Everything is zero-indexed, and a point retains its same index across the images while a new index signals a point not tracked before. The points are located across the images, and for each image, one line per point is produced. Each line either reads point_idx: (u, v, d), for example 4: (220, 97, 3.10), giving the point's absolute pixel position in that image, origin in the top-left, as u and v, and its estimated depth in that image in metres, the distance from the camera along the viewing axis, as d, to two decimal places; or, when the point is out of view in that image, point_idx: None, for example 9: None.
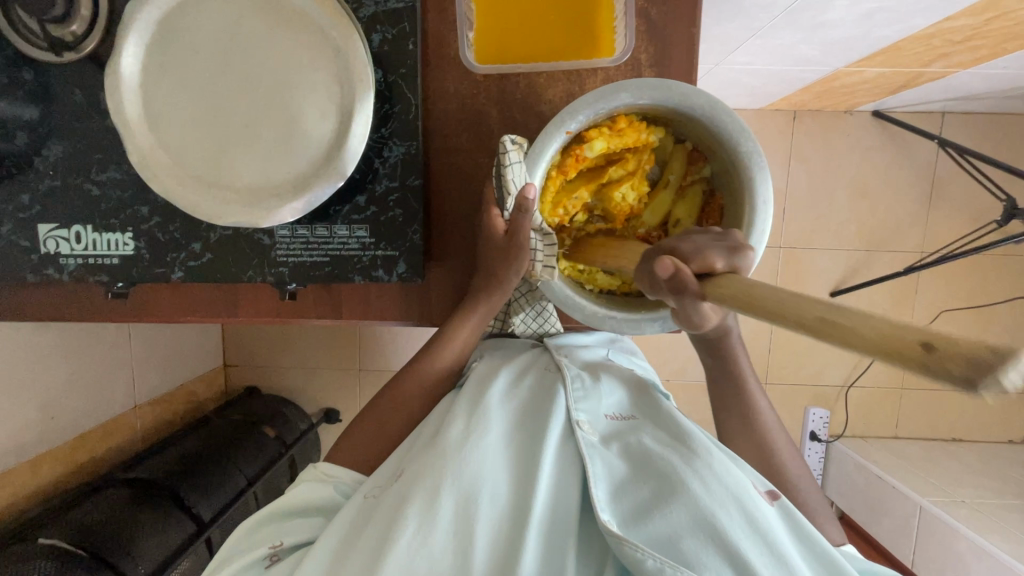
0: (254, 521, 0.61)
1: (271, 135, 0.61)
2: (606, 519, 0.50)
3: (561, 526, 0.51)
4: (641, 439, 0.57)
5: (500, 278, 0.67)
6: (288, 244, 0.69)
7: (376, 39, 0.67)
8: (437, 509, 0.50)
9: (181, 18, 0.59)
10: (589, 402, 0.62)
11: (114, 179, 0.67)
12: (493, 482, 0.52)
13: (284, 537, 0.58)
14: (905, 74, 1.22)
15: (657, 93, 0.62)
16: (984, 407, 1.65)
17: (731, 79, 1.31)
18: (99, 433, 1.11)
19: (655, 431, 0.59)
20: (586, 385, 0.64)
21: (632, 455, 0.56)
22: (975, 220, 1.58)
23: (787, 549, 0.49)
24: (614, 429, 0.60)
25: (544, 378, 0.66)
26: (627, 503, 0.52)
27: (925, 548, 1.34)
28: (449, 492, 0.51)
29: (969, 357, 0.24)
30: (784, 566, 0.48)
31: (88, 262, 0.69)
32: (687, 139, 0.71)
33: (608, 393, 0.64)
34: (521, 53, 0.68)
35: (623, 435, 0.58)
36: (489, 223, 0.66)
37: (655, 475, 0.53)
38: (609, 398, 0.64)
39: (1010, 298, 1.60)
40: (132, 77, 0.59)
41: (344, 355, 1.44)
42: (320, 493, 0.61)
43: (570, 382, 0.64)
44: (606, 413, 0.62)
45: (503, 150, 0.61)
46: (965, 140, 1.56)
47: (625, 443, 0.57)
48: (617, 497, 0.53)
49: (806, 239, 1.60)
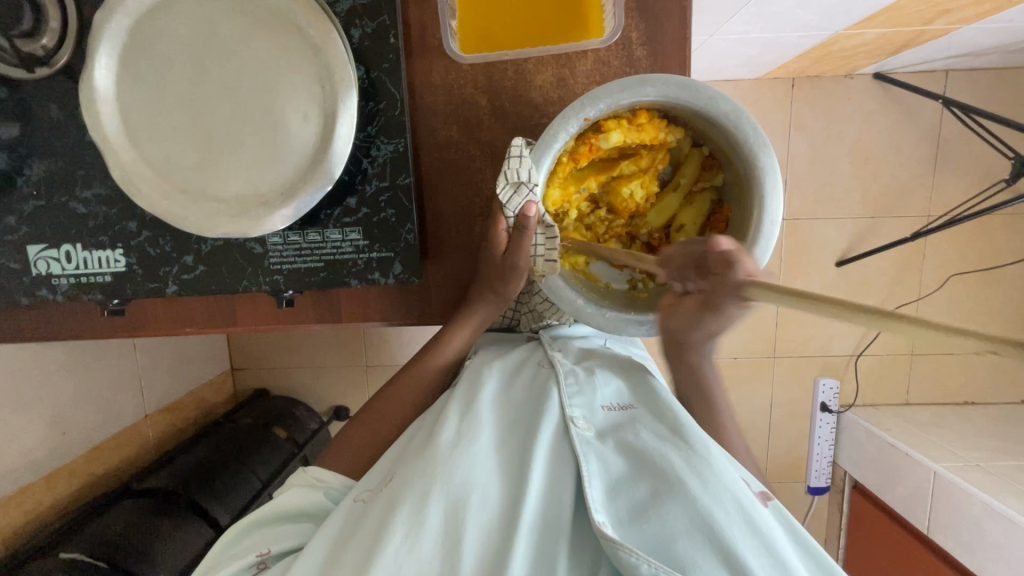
0: (243, 527, 0.62)
1: (255, 142, 0.59)
2: (600, 520, 0.50)
3: (554, 526, 0.52)
4: (637, 434, 0.57)
5: (500, 292, 0.68)
6: (281, 251, 0.68)
7: (355, 35, 0.64)
8: (427, 513, 0.50)
9: (151, 25, 0.57)
10: (584, 396, 0.62)
11: (99, 195, 0.66)
12: (484, 487, 0.53)
13: (273, 545, 0.58)
14: (906, 34, 1.18)
15: (683, 92, 0.59)
16: (996, 368, 1.64)
17: (727, 49, 1.27)
18: (113, 444, 1.12)
19: (653, 424, 0.59)
20: (581, 379, 0.64)
21: (628, 451, 0.56)
22: (982, 180, 1.55)
23: (784, 550, 0.49)
24: (609, 424, 0.60)
25: (538, 374, 0.66)
26: (621, 502, 0.53)
27: (940, 514, 1.34)
28: (439, 495, 0.51)
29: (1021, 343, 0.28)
30: (780, 567, 0.48)
31: (81, 281, 0.68)
32: (704, 144, 0.69)
33: (603, 386, 0.65)
34: (506, 40, 0.65)
35: (619, 430, 0.59)
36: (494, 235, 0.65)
37: (650, 473, 0.54)
38: (605, 390, 0.64)
39: (1020, 257, 1.57)
40: (107, 89, 0.57)
41: (350, 352, 1.44)
42: (309, 499, 0.61)
43: (564, 377, 0.64)
44: (602, 405, 0.62)
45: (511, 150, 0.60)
46: (970, 97, 1.51)
47: (621, 439, 0.58)
48: (612, 496, 0.53)
49: (810, 209, 1.57)
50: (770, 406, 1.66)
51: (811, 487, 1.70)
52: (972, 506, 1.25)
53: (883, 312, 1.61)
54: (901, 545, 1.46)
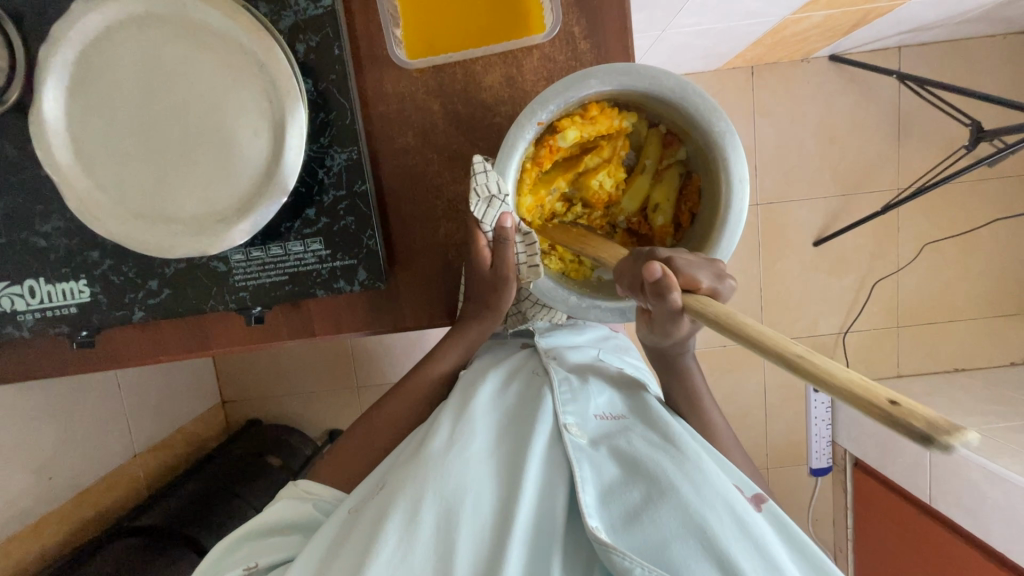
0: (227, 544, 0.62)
1: (208, 160, 0.60)
2: (593, 525, 0.51)
3: (547, 536, 0.53)
4: (630, 441, 0.58)
5: (494, 307, 0.69)
6: (245, 268, 0.68)
7: (300, 50, 0.65)
8: (420, 522, 0.51)
9: (96, 54, 0.58)
10: (578, 403, 0.62)
11: (58, 228, 0.66)
12: (477, 493, 0.54)
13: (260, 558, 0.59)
14: (854, 13, 1.21)
15: (625, 79, 0.60)
16: (982, 332, 1.65)
17: (682, 43, 1.30)
18: (102, 486, 1.10)
19: (645, 431, 0.60)
20: (574, 387, 0.65)
21: (622, 457, 0.57)
22: (944, 149, 1.58)
23: (775, 553, 0.51)
24: (604, 430, 0.60)
25: (533, 382, 0.66)
26: (615, 508, 0.54)
27: (939, 481, 1.33)
28: (432, 503, 0.52)
29: (927, 419, 0.30)
30: (773, 571, 0.49)
31: (47, 315, 0.67)
32: (660, 122, 0.70)
33: (597, 394, 0.65)
34: (451, 44, 0.67)
35: (612, 437, 0.59)
36: (475, 251, 0.66)
37: (643, 478, 0.55)
38: (598, 398, 0.65)
39: (990, 221, 1.60)
40: (56, 120, 0.58)
41: (340, 373, 1.43)
42: (298, 511, 0.62)
43: (558, 384, 0.64)
44: (595, 413, 0.63)
45: (473, 168, 0.61)
46: (924, 70, 1.55)
47: (614, 446, 0.58)
48: (606, 503, 0.54)
49: (782, 192, 1.59)
50: (763, 390, 1.68)
51: (813, 469, 1.70)
52: (969, 471, 1.25)
53: (865, 288, 1.63)
54: (905, 518, 1.46)
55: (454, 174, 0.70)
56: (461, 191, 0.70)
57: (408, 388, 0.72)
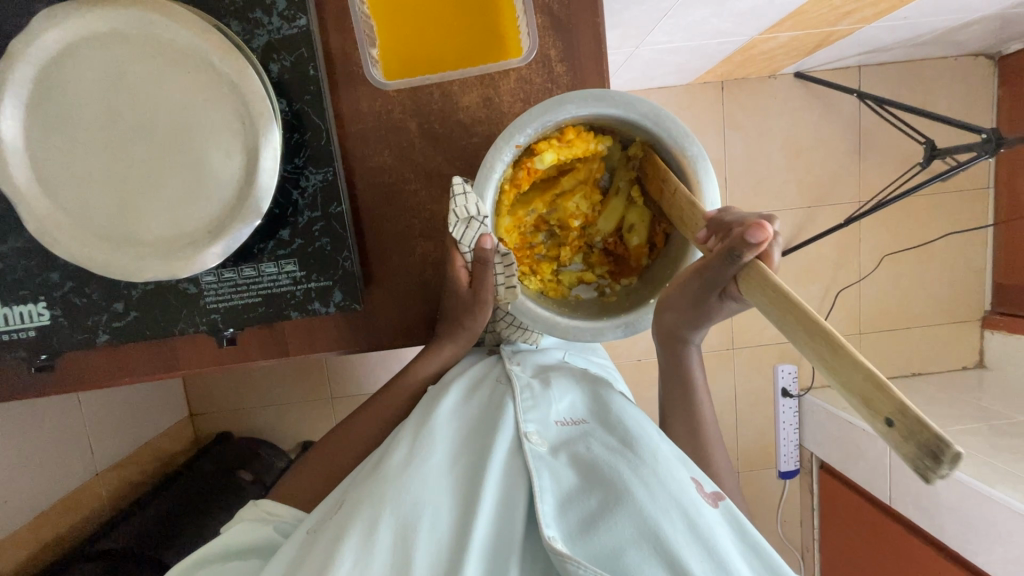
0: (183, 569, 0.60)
1: (177, 181, 0.58)
2: (550, 535, 0.52)
3: (504, 547, 0.53)
4: (589, 447, 0.59)
5: (469, 327, 0.69)
6: (215, 289, 0.66)
7: (274, 69, 0.64)
8: (376, 541, 0.51)
9: (58, 70, 0.56)
10: (538, 411, 0.63)
11: (15, 249, 0.63)
12: (433, 513, 0.53)
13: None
14: (817, 35, 1.26)
15: (600, 104, 0.61)
16: (936, 337, 1.73)
17: (655, 59, 1.33)
18: (61, 508, 1.05)
19: (604, 436, 0.61)
20: (536, 394, 0.65)
21: (580, 463, 0.58)
22: (901, 165, 1.66)
23: (725, 552, 0.52)
24: (564, 437, 0.61)
25: (496, 391, 0.67)
26: (572, 515, 0.54)
27: (899, 483, 1.39)
28: (388, 521, 0.52)
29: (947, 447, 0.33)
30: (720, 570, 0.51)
31: (3, 339, 0.65)
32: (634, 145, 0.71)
33: (559, 399, 0.66)
34: (429, 65, 0.68)
35: (571, 443, 0.60)
36: (453, 274, 0.66)
37: (599, 485, 0.56)
38: (560, 404, 0.65)
39: (943, 233, 1.69)
40: (14, 139, 0.56)
41: (314, 385, 1.41)
42: (258, 533, 0.61)
43: (520, 393, 0.65)
44: (556, 419, 0.63)
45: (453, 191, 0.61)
46: (881, 89, 1.63)
47: (573, 452, 0.59)
48: (562, 511, 0.55)
49: (751, 204, 1.65)
50: (734, 396, 1.72)
51: (782, 472, 1.76)
52: None
53: (829, 296, 1.69)
54: (868, 518, 1.51)
55: (433, 193, 0.70)
56: (439, 212, 0.70)
57: (383, 406, 0.71)
